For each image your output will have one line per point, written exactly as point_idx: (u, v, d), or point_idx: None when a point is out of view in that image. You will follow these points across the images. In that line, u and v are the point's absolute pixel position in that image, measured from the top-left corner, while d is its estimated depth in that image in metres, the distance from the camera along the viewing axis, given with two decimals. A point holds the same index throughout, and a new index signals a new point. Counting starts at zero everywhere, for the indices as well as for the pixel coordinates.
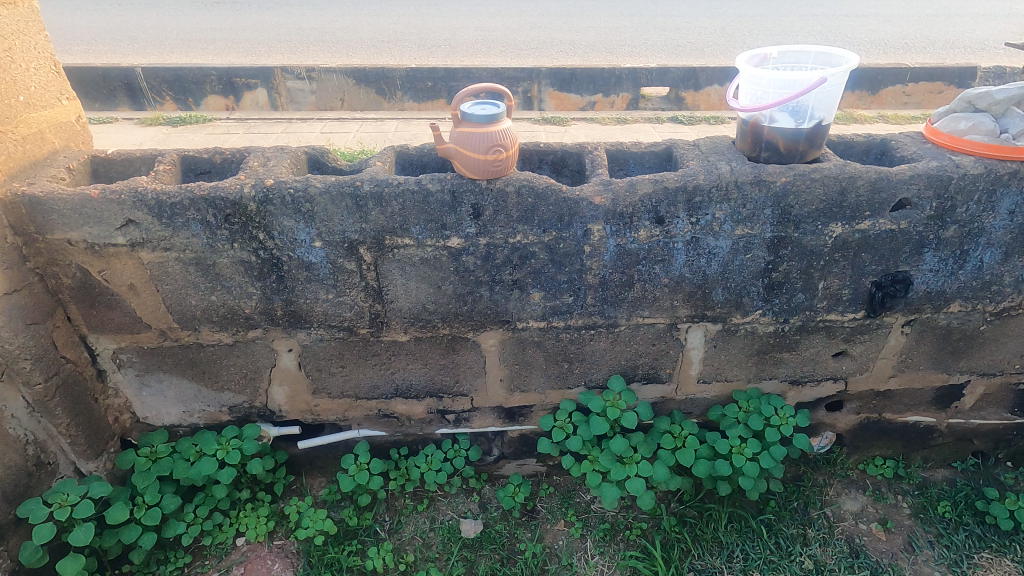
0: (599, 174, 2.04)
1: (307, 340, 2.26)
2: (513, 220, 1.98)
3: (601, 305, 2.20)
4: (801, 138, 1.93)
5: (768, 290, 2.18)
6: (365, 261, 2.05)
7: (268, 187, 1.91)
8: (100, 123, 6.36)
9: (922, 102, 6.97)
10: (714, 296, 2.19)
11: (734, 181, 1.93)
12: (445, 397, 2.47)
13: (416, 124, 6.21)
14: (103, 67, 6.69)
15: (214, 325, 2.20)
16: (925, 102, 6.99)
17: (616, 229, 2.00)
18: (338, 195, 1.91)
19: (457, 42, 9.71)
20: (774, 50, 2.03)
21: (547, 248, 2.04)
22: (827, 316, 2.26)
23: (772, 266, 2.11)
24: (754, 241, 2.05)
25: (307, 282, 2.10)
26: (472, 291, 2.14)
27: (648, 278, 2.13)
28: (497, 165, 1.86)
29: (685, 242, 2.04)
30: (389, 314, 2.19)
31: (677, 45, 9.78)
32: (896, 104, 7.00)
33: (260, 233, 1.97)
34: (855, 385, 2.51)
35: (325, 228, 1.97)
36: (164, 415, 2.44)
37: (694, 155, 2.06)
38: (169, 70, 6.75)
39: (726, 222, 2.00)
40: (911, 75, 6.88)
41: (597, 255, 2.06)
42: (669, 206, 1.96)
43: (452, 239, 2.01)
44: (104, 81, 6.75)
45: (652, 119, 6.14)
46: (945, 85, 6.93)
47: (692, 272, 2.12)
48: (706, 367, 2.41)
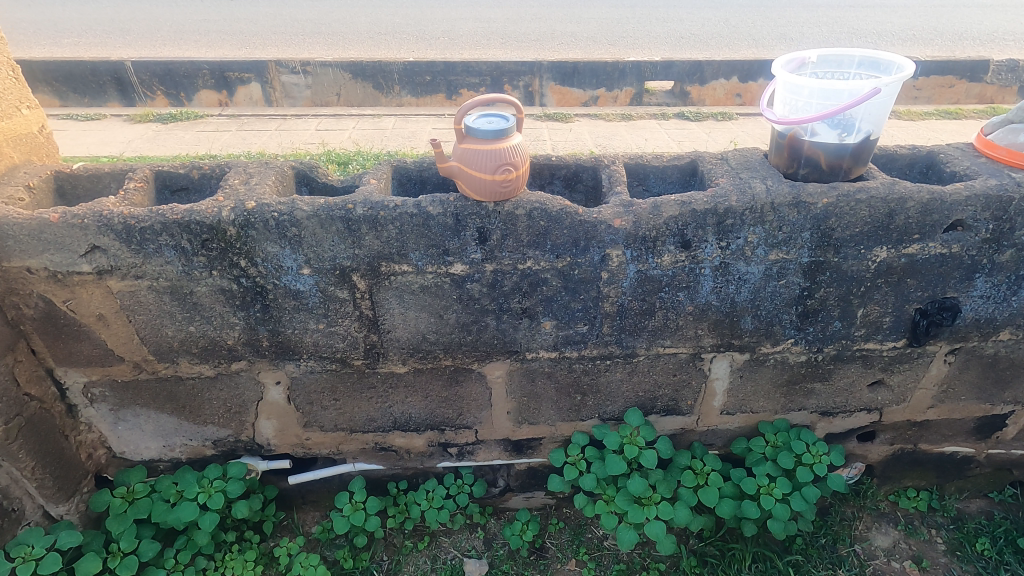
0: (618, 193, 1.84)
1: (296, 372, 2.07)
2: (524, 244, 1.77)
3: (619, 335, 2.01)
4: (846, 153, 1.72)
5: (802, 318, 1.99)
6: (359, 289, 1.85)
7: (249, 211, 1.70)
8: (88, 118, 6.11)
9: (933, 96, 6.76)
10: (743, 325, 1.99)
11: (770, 203, 1.72)
12: (447, 430, 2.28)
13: (415, 120, 5.98)
14: (91, 61, 6.45)
15: (194, 358, 2.00)
16: (936, 97, 6.77)
17: (637, 254, 1.80)
18: (327, 219, 1.70)
19: (455, 34, 9.46)
20: (813, 54, 1.82)
21: (560, 274, 1.84)
22: (865, 345, 2.07)
23: (807, 292, 1.92)
24: (789, 267, 1.85)
25: (295, 311, 1.90)
26: (477, 321, 1.95)
27: (671, 306, 1.93)
28: (505, 186, 1.64)
29: (713, 268, 1.84)
30: (386, 345, 2.00)
31: (681, 37, 9.54)
32: (906, 99, 6.78)
33: (241, 259, 1.77)
34: (890, 416, 2.32)
35: (314, 255, 1.77)
36: (143, 450, 2.26)
37: (724, 172, 1.85)
38: (159, 64, 6.51)
39: (759, 246, 1.80)
40: (922, 68, 6.65)
41: (615, 282, 1.87)
42: (697, 229, 1.76)
43: (456, 266, 1.81)
44: (93, 75, 6.53)
45: (657, 115, 5.91)
46: (956, 78, 6.71)
47: (720, 299, 1.92)
48: (731, 398, 2.22)
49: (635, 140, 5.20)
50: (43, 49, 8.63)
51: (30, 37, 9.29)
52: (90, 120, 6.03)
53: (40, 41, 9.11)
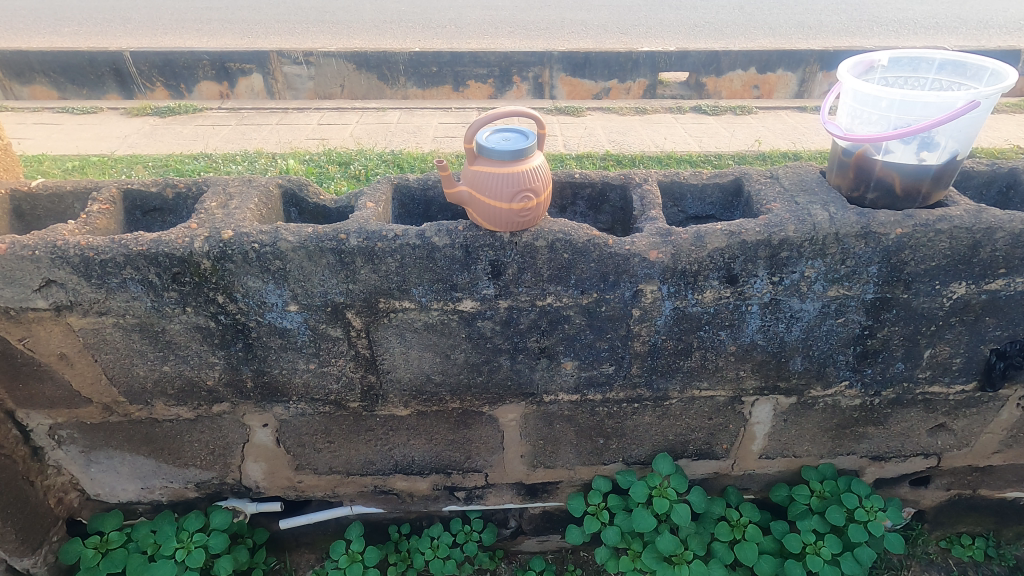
0: (652, 218, 1.59)
1: (285, 414, 1.84)
2: (544, 279, 1.53)
3: (649, 377, 1.77)
4: (926, 175, 1.45)
5: (860, 359, 1.74)
6: (354, 328, 1.62)
7: (225, 240, 1.46)
8: (84, 111, 5.88)
9: None
10: (791, 366, 1.75)
11: (834, 234, 1.47)
12: (453, 473, 2.05)
13: (420, 114, 5.70)
14: (88, 51, 6.21)
15: (170, 399, 1.78)
16: None
17: (674, 290, 1.56)
18: (316, 251, 1.46)
19: (464, 22, 9.16)
20: (884, 56, 1.56)
21: (584, 311, 1.60)
22: (929, 388, 1.82)
23: (868, 331, 1.67)
24: (849, 304, 1.60)
25: (283, 351, 1.67)
26: (488, 361, 1.72)
27: (710, 345, 1.69)
28: (524, 216, 1.40)
29: (762, 305, 1.60)
30: (386, 387, 1.77)
31: (694, 25, 9.19)
32: None
33: (218, 295, 1.54)
34: (949, 461, 2.07)
35: (302, 289, 1.53)
36: (120, 492, 2.05)
37: (776, 194, 1.60)
38: (158, 53, 6.26)
39: (818, 281, 1.55)
40: None
41: (647, 319, 1.62)
42: (746, 262, 1.51)
43: (465, 302, 1.57)
44: (91, 66, 6.29)
45: (673, 108, 5.61)
46: None
47: (767, 338, 1.68)
48: (772, 442, 1.98)
49: (651, 136, 4.90)
50: (42, 38, 8.41)
51: (29, 27, 9.05)
52: (86, 113, 5.80)
53: (40, 29, 8.88)
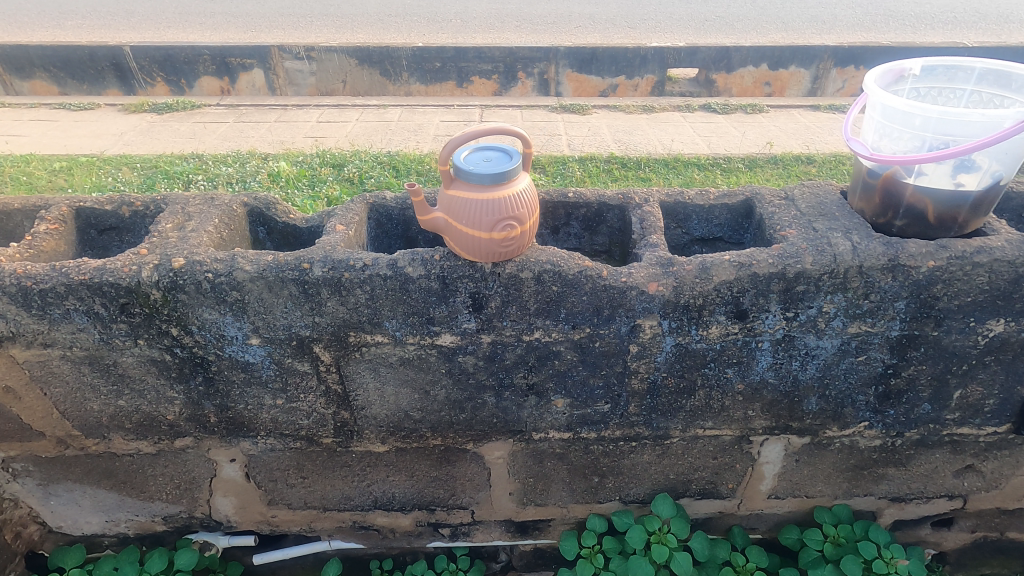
0: (652, 244, 1.43)
1: (253, 449, 1.71)
2: (530, 313, 1.37)
3: (648, 415, 1.61)
4: (964, 202, 1.28)
5: (883, 399, 1.57)
6: (323, 362, 1.47)
7: (176, 269, 1.31)
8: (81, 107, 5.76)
9: None
10: (805, 405, 1.59)
11: (858, 266, 1.30)
12: (437, 510, 1.91)
13: (421, 111, 5.52)
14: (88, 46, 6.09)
15: (129, 433, 1.65)
16: None
17: (676, 325, 1.40)
18: (276, 281, 1.31)
19: (469, 16, 8.99)
20: (916, 65, 1.39)
21: (576, 347, 1.45)
22: (957, 430, 1.65)
23: (892, 370, 1.50)
24: (872, 342, 1.44)
25: (246, 385, 1.53)
26: (471, 397, 1.57)
27: (716, 383, 1.53)
28: (506, 246, 1.24)
29: (774, 342, 1.44)
30: (361, 423, 1.63)
31: (705, 19, 8.95)
32: None
33: (171, 327, 1.39)
34: (976, 503, 1.91)
35: (263, 322, 1.38)
36: (83, 525, 1.92)
37: (791, 219, 1.43)
38: (158, 48, 6.12)
39: (837, 317, 1.38)
40: None
41: (646, 356, 1.47)
42: (756, 296, 1.35)
43: (444, 336, 1.42)
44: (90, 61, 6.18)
45: (682, 106, 5.39)
46: None
47: (779, 376, 1.52)
48: (782, 482, 1.82)
49: (658, 136, 4.71)
50: (46, 32, 8.32)
51: (34, 21, 8.96)
52: (83, 109, 5.67)
53: (44, 23, 8.78)
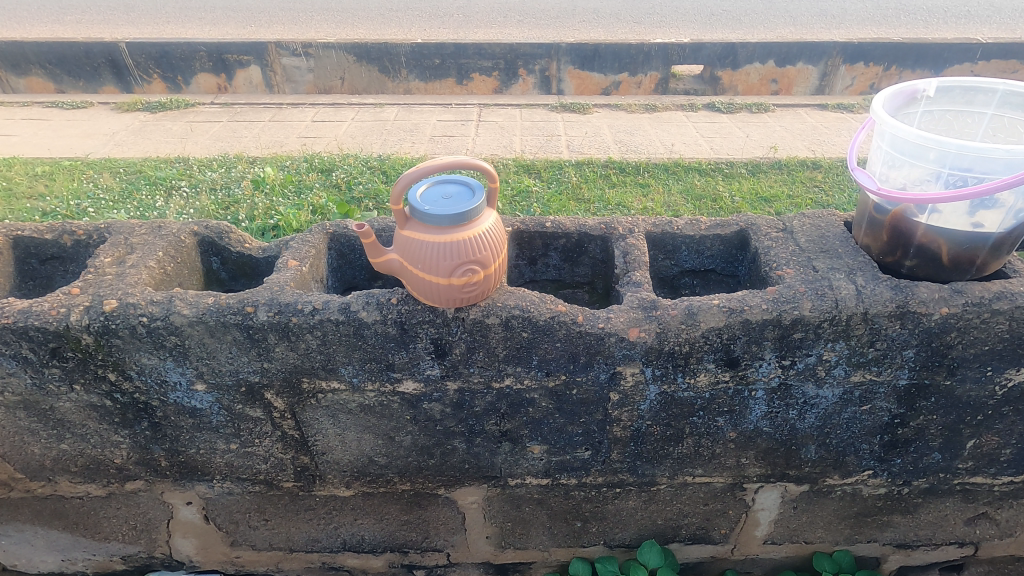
0: (635, 282, 1.30)
1: (210, 493, 1.59)
2: (499, 360, 1.25)
3: (633, 462, 1.49)
4: (983, 243, 1.14)
5: (888, 448, 1.44)
6: (276, 408, 1.35)
7: (108, 312, 1.20)
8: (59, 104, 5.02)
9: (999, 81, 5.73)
10: (803, 454, 1.46)
11: (862, 313, 1.16)
12: (411, 552, 1.79)
13: (419, 110, 4.93)
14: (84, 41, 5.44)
15: (76, 476, 1.54)
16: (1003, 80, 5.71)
17: (661, 373, 1.27)
18: (217, 326, 1.19)
19: (471, 11, 8.80)
20: (930, 86, 1.24)
21: (551, 394, 1.32)
22: (970, 479, 1.52)
23: (899, 420, 1.37)
24: (877, 391, 1.31)
25: (196, 430, 1.42)
26: (440, 443, 1.45)
27: (706, 432, 1.40)
28: (468, 292, 1.11)
29: (769, 391, 1.31)
30: (323, 468, 1.51)
31: (711, 14, 8.72)
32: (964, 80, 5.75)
33: (109, 372, 1.28)
34: (987, 550, 1.77)
35: (207, 368, 1.27)
36: (38, 564, 1.80)
37: (789, 256, 1.30)
38: (154, 43, 5.42)
39: (839, 365, 1.25)
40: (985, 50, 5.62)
41: (627, 404, 1.34)
42: (749, 343, 1.21)
43: (406, 383, 1.30)
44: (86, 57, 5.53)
45: (685, 105, 5.19)
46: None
47: (775, 425, 1.39)
48: (778, 528, 1.69)
49: (660, 136, 4.54)
50: (43, 27, 8.14)
51: (32, 16, 8.80)
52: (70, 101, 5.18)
53: (42, 19, 8.63)
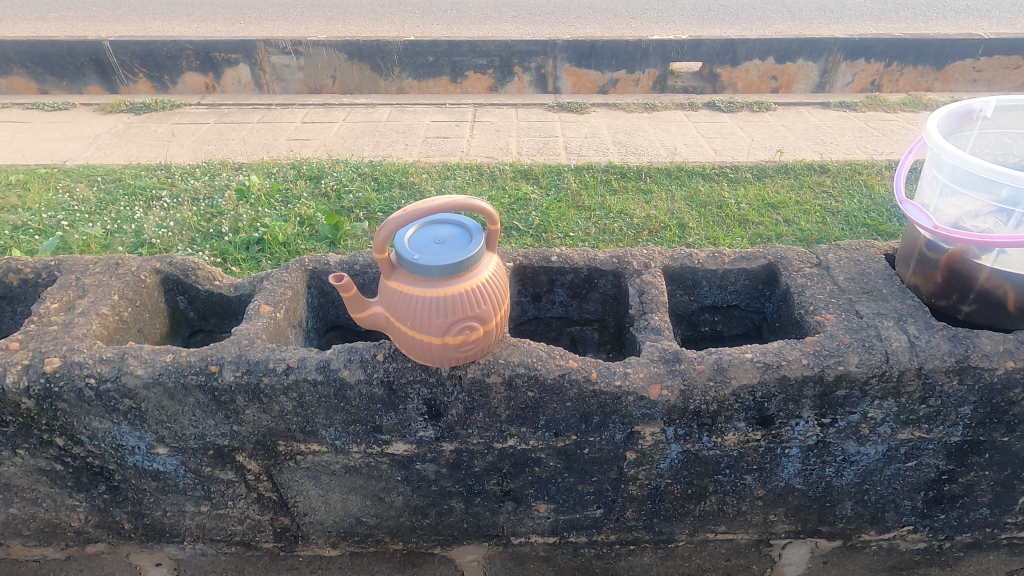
0: (654, 328, 1.15)
1: (181, 554, 1.42)
2: (501, 420, 1.10)
3: (649, 520, 1.34)
4: None
5: (932, 504, 1.30)
6: (250, 471, 1.20)
7: (49, 373, 1.04)
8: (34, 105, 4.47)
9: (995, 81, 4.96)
10: (838, 511, 1.32)
11: (916, 369, 1.02)
12: None
13: (412, 110, 4.54)
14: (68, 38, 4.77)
15: (30, 539, 1.38)
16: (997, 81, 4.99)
17: (684, 433, 1.12)
18: (177, 388, 1.04)
19: (466, 7, 8.58)
20: (987, 106, 1.09)
21: (560, 454, 1.18)
22: (1018, 533, 1.38)
23: (947, 476, 1.23)
24: (925, 448, 1.16)
25: (161, 494, 1.26)
26: (436, 503, 1.29)
27: (731, 490, 1.26)
28: (465, 351, 0.96)
29: (805, 449, 1.16)
30: (305, 529, 1.36)
31: (709, 9, 8.54)
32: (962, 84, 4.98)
33: (55, 437, 1.12)
34: None
35: (168, 431, 1.11)
36: None
37: (828, 298, 1.15)
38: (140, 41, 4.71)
39: (885, 423, 1.11)
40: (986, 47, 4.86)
41: (645, 463, 1.19)
42: (785, 401, 1.07)
43: (395, 445, 1.14)
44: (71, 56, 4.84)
45: (685, 103, 4.63)
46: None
47: (809, 483, 1.25)
48: None
49: (660, 136, 4.11)
50: (27, 25, 7.85)
51: (17, 14, 8.50)
52: (41, 100, 4.59)
53: (26, 17, 8.31)
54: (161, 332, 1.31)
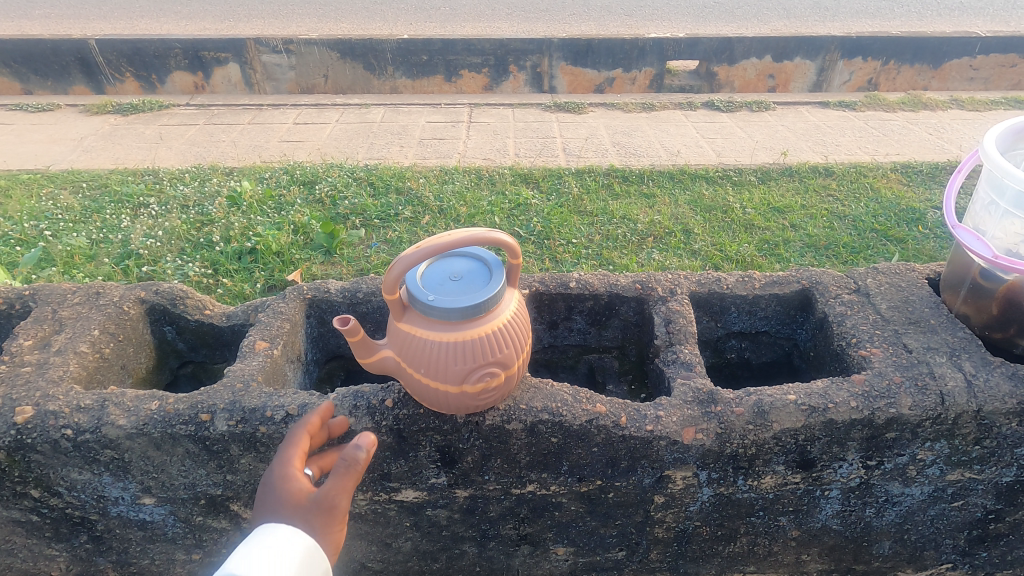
0: (685, 362, 1.06)
1: None
2: (521, 466, 1.01)
3: (674, 562, 1.24)
4: None
5: (975, 543, 1.21)
6: (245, 520, 1.10)
7: (21, 424, 0.95)
8: (17, 106, 4.30)
9: (991, 79, 4.77)
10: (875, 550, 1.23)
11: (974, 412, 0.95)
12: None
13: (406, 110, 4.42)
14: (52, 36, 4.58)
15: None
16: (993, 80, 4.79)
17: (718, 476, 1.04)
18: (165, 438, 0.95)
19: (459, 4, 8.46)
20: None
21: (583, 498, 1.08)
22: None
23: (993, 515, 1.15)
24: (974, 487, 1.08)
25: (148, 543, 1.15)
26: (446, 548, 1.20)
27: (764, 531, 1.17)
28: (484, 399, 0.87)
29: (846, 490, 1.08)
30: None
31: (704, 6, 8.47)
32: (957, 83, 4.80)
33: (31, 488, 1.02)
34: None
35: (155, 482, 1.01)
36: None
37: (871, 330, 1.07)
38: (126, 40, 4.52)
39: (934, 464, 1.03)
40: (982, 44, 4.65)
41: (674, 506, 1.10)
42: (829, 444, 0.99)
43: (405, 492, 1.06)
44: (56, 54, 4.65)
45: (683, 102, 4.51)
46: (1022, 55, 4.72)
47: (847, 524, 1.16)
48: None
49: (660, 137, 3.97)
50: (10, 23, 7.64)
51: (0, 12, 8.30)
52: (25, 100, 4.42)
53: (9, 15, 8.10)
54: (148, 366, 1.21)
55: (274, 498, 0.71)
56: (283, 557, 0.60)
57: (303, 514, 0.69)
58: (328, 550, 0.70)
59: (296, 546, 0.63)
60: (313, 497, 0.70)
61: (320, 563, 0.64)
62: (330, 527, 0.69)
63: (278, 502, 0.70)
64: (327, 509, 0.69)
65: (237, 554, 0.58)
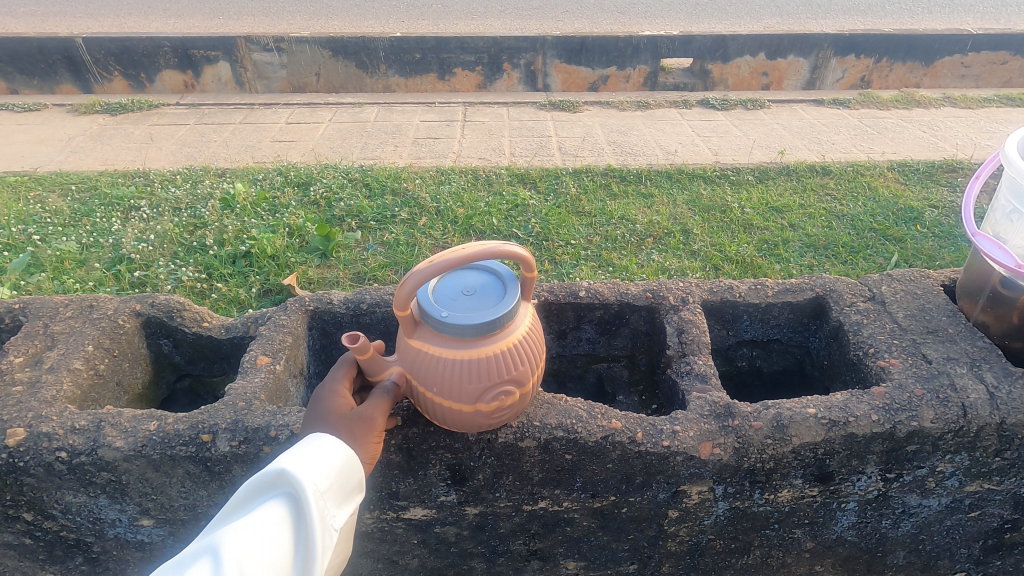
0: (700, 374, 1.03)
1: None
2: (533, 483, 0.99)
3: None
4: None
5: (990, 553, 1.19)
6: None
7: (12, 446, 0.91)
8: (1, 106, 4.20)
9: (982, 77, 4.78)
10: (889, 561, 1.19)
11: (997, 425, 0.94)
12: None
13: (399, 109, 4.36)
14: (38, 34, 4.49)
15: None
16: (984, 78, 4.80)
17: (734, 490, 1.01)
18: (163, 460, 0.91)
19: (451, 2, 8.39)
20: None
21: (595, 513, 1.06)
22: None
23: (1009, 524, 1.14)
24: (992, 498, 1.07)
25: (145, 566, 1.10)
26: (453, 565, 1.16)
27: (779, 544, 1.14)
28: (496, 417, 0.85)
29: (864, 503, 1.06)
30: None
31: (696, 3, 8.44)
32: (950, 80, 4.80)
33: (24, 511, 0.98)
34: None
35: (154, 503, 0.98)
36: None
37: (889, 341, 1.06)
38: (114, 38, 4.43)
39: (953, 476, 1.01)
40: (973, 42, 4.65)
41: (688, 520, 1.07)
42: (848, 458, 0.97)
43: (413, 510, 1.03)
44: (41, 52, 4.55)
45: (678, 101, 4.49)
46: (1012, 53, 4.74)
47: (862, 535, 1.13)
48: None
49: (657, 135, 3.94)
50: None
51: None
52: (10, 100, 4.32)
53: None
54: (144, 381, 1.17)
55: (319, 409, 0.78)
56: (324, 459, 0.64)
57: (346, 422, 0.76)
58: (365, 460, 0.76)
59: (337, 454, 0.66)
60: (355, 408, 0.77)
61: (357, 472, 0.67)
62: (369, 437, 0.76)
63: (325, 412, 0.77)
64: (366, 420, 0.76)
65: (287, 453, 0.62)
